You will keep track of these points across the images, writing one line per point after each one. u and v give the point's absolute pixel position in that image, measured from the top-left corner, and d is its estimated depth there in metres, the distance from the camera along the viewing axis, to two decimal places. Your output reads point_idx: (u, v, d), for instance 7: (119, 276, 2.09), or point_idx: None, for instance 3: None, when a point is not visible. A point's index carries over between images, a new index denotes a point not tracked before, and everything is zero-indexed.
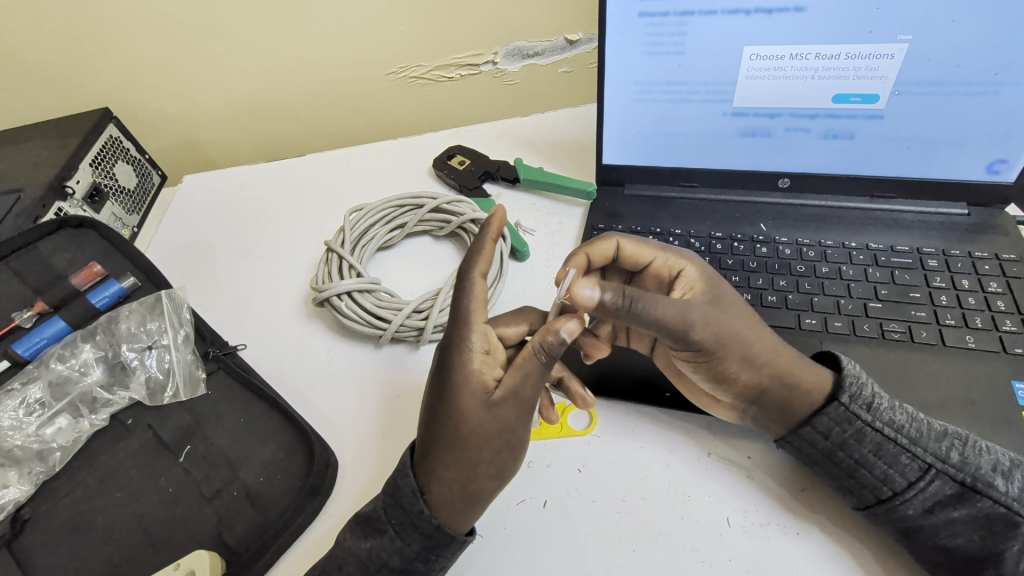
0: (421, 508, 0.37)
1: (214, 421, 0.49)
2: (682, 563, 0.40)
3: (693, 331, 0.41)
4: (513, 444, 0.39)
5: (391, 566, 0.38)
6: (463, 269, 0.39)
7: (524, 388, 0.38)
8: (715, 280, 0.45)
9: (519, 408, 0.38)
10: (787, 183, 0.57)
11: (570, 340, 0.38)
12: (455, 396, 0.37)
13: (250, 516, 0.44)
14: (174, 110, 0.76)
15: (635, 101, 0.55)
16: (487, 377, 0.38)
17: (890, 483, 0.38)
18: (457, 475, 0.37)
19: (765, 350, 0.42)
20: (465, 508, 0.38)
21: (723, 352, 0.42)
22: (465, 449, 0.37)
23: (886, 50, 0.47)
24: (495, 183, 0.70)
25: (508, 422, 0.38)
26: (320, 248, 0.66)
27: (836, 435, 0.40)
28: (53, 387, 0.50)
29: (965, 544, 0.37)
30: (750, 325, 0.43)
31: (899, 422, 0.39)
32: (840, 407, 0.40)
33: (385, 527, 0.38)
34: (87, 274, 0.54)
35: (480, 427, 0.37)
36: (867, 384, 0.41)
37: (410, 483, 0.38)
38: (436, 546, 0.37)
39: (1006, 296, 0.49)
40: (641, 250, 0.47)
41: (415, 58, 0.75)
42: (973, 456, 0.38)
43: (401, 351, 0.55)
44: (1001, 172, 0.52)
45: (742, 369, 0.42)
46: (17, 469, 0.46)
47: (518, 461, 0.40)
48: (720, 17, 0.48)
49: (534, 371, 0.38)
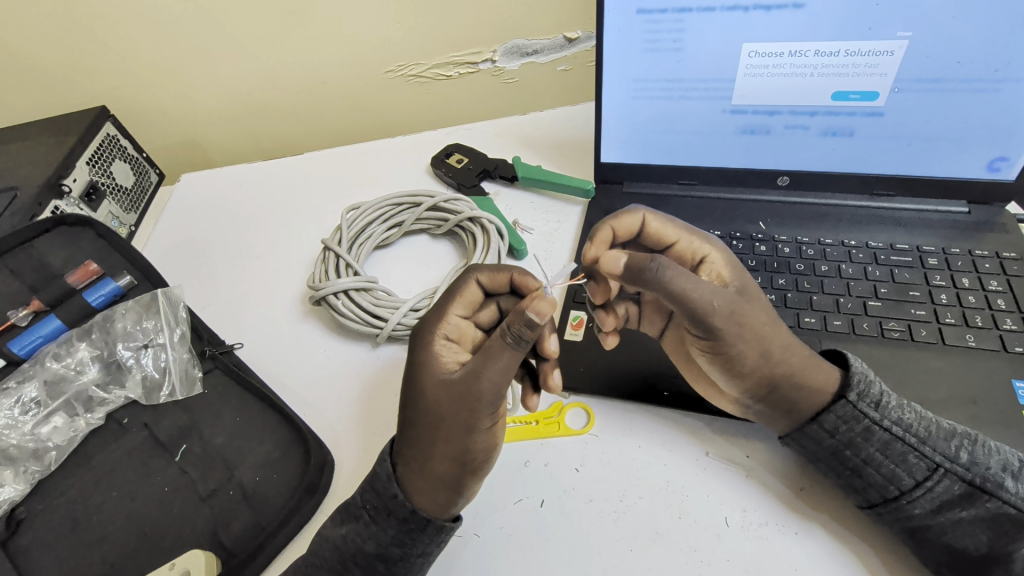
0: (395, 491, 0.38)
1: (211, 419, 0.49)
2: (680, 563, 0.40)
3: (714, 320, 0.40)
4: (475, 426, 0.37)
5: (366, 551, 0.38)
6: (465, 270, 0.44)
7: (482, 370, 0.37)
8: (741, 270, 0.44)
9: (481, 385, 0.37)
10: (787, 181, 0.57)
11: (541, 321, 0.37)
12: (414, 374, 0.38)
13: (246, 516, 0.44)
14: (171, 107, 0.75)
15: (635, 99, 0.54)
16: (448, 360, 0.39)
17: (897, 482, 0.38)
18: (417, 454, 0.37)
19: (783, 345, 0.42)
20: (428, 488, 0.37)
21: (739, 346, 0.41)
22: (422, 427, 0.37)
23: (887, 47, 0.46)
24: (493, 182, 0.69)
25: (466, 402, 0.37)
26: (317, 246, 0.66)
27: (843, 433, 0.40)
28: (49, 386, 0.50)
29: (971, 545, 0.36)
30: (769, 322, 0.42)
31: (907, 420, 0.39)
32: (848, 405, 0.40)
33: (361, 512, 0.39)
34: (83, 272, 0.54)
35: (436, 404, 0.37)
36: (875, 382, 0.41)
37: (386, 467, 0.38)
38: (412, 530, 0.37)
39: (1007, 293, 0.49)
40: (667, 228, 0.47)
41: (413, 57, 0.75)
42: (982, 456, 0.37)
43: (398, 350, 0.54)
44: (1002, 169, 0.51)
45: (756, 362, 0.42)
46: (13, 468, 0.46)
47: (489, 442, 0.39)
48: (719, 13, 0.48)
49: (498, 354, 0.37)
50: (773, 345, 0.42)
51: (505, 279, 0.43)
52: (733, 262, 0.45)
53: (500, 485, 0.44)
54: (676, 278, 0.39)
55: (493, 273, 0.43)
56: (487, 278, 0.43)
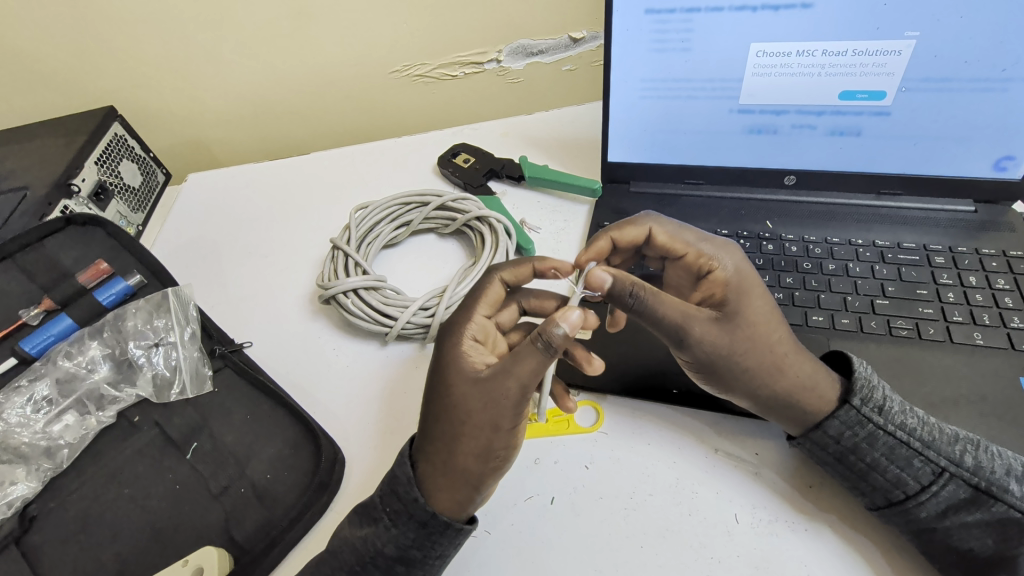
0: (415, 496, 0.38)
1: (222, 418, 0.49)
2: (691, 560, 0.40)
3: (692, 343, 0.42)
4: (498, 424, 0.37)
5: (386, 553, 0.38)
6: (490, 269, 0.46)
7: (511, 368, 0.37)
8: (743, 282, 0.44)
9: (509, 382, 0.37)
10: (794, 180, 0.57)
11: (572, 332, 0.38)
12: (443, 370, 0.39)
13: (259, 512, 0.44)
14: (178, 108, 0.76)
15: (642, 99, 0.55)
16: (476, 360, 0.40)
17: (903, 486, 0.38)
18: (440, 450, 0.38)
19: (772, 364, 0.42)
20: (448, 486, 0.38)
21: (723, 367, 0.42)
22: (447, 422, 0.38)
23: (894, 47, 0.47)
24: (500, 181, 0.70)
25: (492, 399, 0.37)
26: (324, 245, 0.66)
27: (847, 438, 0.40)
28: (61, 384, 0.51)
29: (977, 547, 0.36)
30: (757, 338, 0.43)
31: (910, 425, 0.39)
32: (851, 410, 0.40)
33: (380, 515, 0.39)
34: (95, 270, 0.54)
35: (464, 400, 0.38)
36: (878, 388, 0.41)
37: (406, 471, 0.39)
38: (431, 533, 0.37)
39: (1014, 292, 0.49)
40: (672, 240, 0.47)
41: (418, 57, 0.75)
42: (986, 461, 0.38)
43: (408, 348, 0.55)
44: (1008, 169, 0.52)
45: (743, 381, 0.43)
46: (25, 466, 0.46)
47: (511, 443, 0.39)
48: (727, 13, 0.48)
49: (526, 356, 0.37)
50: (763, 363, 0.42)
51: (527, 271, 0.46)
52: (739, 273, 0.45)
53: (510, 484, 0.45)
54: (655, 296, 0.41)
55: (516, 268, 0.46)
56: (510, 275, 0.46)
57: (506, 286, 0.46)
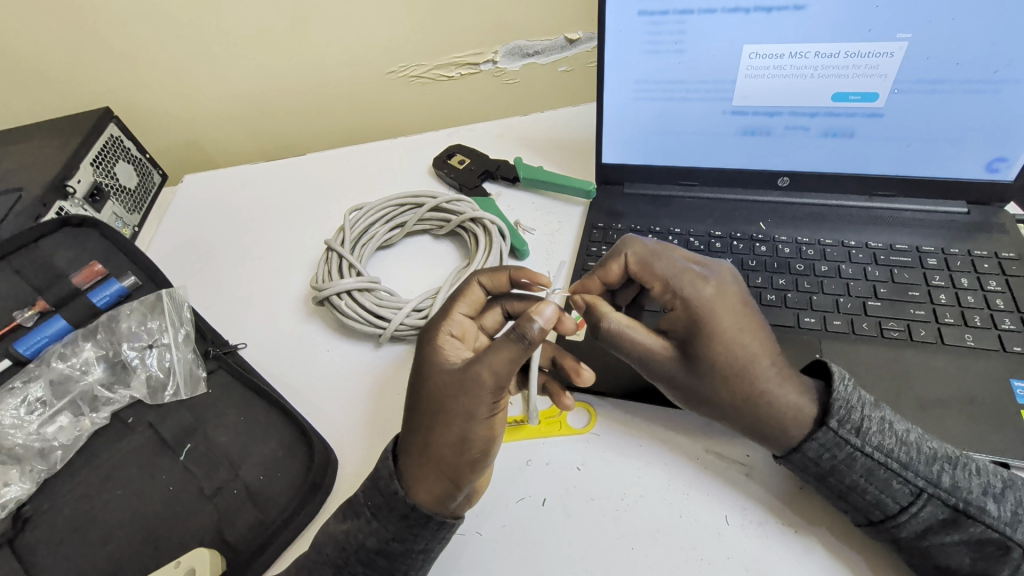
0: (395, 488, 0.38)
1: (215, 419, 0.49)
2: (680, 561, 0.40)
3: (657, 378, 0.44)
4: (473, 412, 0.37)
5: (367, 546, 0.38)
6: (471, 274, 0.46)
7: (483, 356, 0.37)
8: (709, 319, 0.43)
9: (483, 371, 0.37)
10: (787, 182, 0.57)
11: (546, 326, 0.37)
12: (423, 363, 0.40)
13: (251, 514, 0.45)
14: (174, 109, 0.76)
15: (635, 101, 0.55)
16: (451, 355, 0.40)
17: (882, 507, 0.38)
18: (418, 440, 0.38)
19: (740, 400, 0.42)
20: (426, 478, 0.37)
21: (693, 400, 0.44)
22: (425, 412, 0.38)
23: (886, 49, 0.47)
24: (494, 182, 0.70)
25: (464, 386, 0.37)
26: (319, 246, 0.66)
27: (826, 461, 0.40)
28: (54, 385, 0.51)
29: (955, 564, 0.37)
30: (725, 375, 0.42)
31: (888, 445, 0.39)
32: (829, 432, 0.40)
33: (362, 509, 0.39)
34: (89, 272, 0.54)
35: (440, 390, 0.38)
36: (857, 407, 0.40)
37: (388, 465, 0.39)
38: (412, 525, 0.38)
39: (1006, 293, 0.49)
40: (648, 273, 0.46)
41: (414, 58, 0.75)
42: (963, 480, 0.38)
43: (402, 349, 0.55)
44: (1001, 170, 0.52)
45: (716, 413, 0.43)
46: (19, 467, 0.46)
47: (490, 434, 0.38)
48: (720, 15, 0.48)
49: (499, 345, 0.37)
50: (731, 398, 0.42)
51: (505, 278, 0.45)
52: (704, 308, 0.43)
53: (502, 485, 0.45)
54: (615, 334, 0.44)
55: (493, 273, 0.45)
56: (487, 279, 0.45)
57: (486, 291, 0.46)
